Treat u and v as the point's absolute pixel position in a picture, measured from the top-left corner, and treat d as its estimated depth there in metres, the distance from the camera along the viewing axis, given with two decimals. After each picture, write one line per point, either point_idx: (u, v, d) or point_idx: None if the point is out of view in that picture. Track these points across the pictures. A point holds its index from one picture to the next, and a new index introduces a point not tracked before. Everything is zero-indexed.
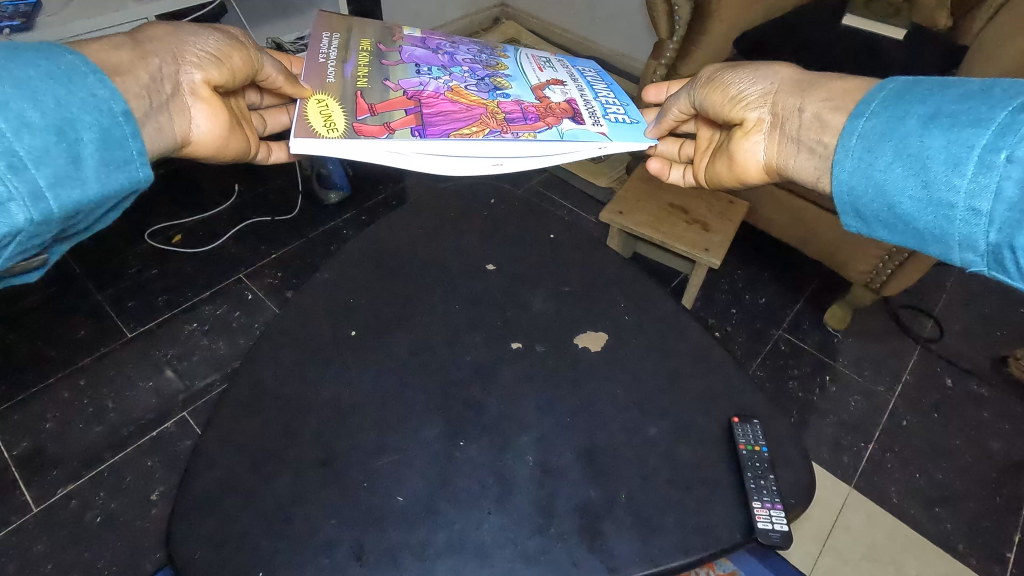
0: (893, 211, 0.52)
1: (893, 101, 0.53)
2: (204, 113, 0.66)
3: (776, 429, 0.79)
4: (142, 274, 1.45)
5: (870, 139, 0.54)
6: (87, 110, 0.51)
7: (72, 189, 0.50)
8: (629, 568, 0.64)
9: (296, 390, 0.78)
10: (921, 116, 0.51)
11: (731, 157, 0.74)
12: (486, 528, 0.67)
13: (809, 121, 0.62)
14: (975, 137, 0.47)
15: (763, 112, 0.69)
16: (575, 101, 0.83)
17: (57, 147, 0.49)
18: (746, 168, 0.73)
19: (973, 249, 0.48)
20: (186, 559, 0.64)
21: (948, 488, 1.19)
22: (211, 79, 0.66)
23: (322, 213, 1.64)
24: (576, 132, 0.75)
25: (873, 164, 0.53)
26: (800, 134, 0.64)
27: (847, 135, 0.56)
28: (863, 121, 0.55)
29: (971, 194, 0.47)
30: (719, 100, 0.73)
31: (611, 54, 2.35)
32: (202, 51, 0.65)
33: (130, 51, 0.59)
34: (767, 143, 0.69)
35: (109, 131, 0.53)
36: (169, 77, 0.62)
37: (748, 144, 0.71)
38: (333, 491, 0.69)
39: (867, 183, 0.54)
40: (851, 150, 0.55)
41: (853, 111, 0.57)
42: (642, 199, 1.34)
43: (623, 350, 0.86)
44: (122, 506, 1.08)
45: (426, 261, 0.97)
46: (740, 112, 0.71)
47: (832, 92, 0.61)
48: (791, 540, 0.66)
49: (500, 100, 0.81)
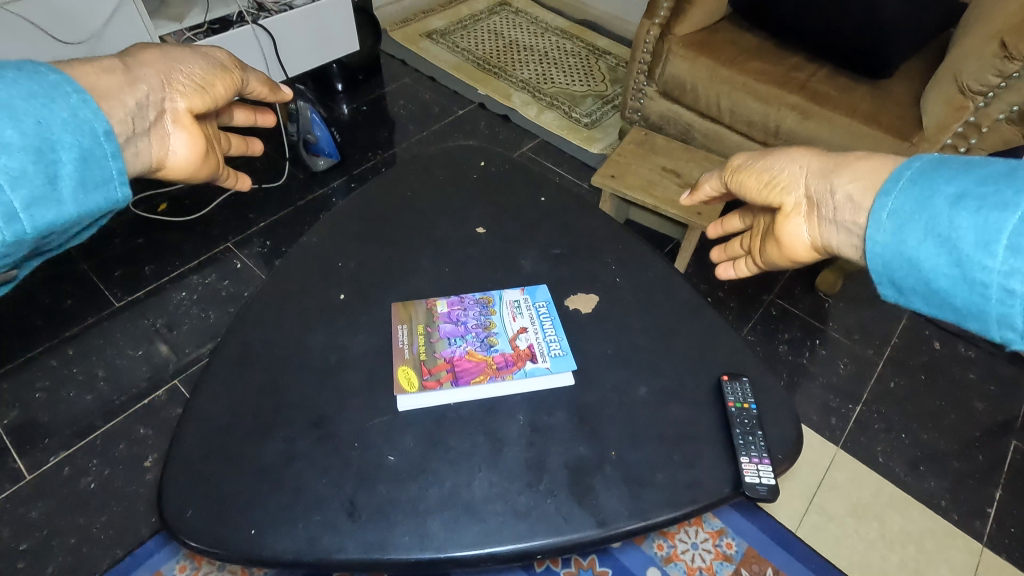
0: (929, 290, 0.48)
1: (922, 178, 0.49)
2: (185, 138, 0.58)
3: (762, 386, 0.80)
4: (131, 243, 1.44)
5: (901, 216, 0.49)
6: (67, 128, 0.46)
7: (43, 212, 0.44)
8: (617, 521, 0.66)
9: (287, 352, 0.79)
10: (948, 194, 0.46)
11: (774, 242, 0.65)
12: (477, 484, 0.68)
13: (842, 203, 0.56)
14: (1004, 220, 0.42)
15: (800, 195, 0.62)
16: (530, 333, 0.82)
17: (34, 167, 0.44)
18: (793, 255, 0.64)
19: (1011, 327, 0.43)
20: (183, 516, 0.65)
21: (932, 447, 1.22)
22: (194, 107, 0.58)
23: (311, 179, 1.63)
24: (529, 366, 0.78)
25: (903, 241, 0.48)
26: (836, 216, 0.57)
27: (876, 213, 0.51)
28: (893, 198, 0.50)
29: (1006, 276, 0.42)
30: (754, 186, 0.67)
31: (606, 17, 2.29)
32: (188, 76, 0.59)
33: (120, 76, 0.53)
34: (809, 227, 0.61)
35: (89, 151, 0.47)
36: (154, 104, 0.55)
37: (789, 229, 0.62)
38: (326, 449, 0.70)
39: (898, 261, 0.49)
40: (882, 225, 0.50)
41: (883, 188, 0.51)
42: (634, 163, 1.33)
43: (611, 311, 0.86)
44: (115, 472, 1.09)
45: (416, 226, 0.96)
46: (776, 197, 0.64)
47: (860, 172, 0.56)
48: (776, 492, 0.69)
49: (470, 350, 0.80)
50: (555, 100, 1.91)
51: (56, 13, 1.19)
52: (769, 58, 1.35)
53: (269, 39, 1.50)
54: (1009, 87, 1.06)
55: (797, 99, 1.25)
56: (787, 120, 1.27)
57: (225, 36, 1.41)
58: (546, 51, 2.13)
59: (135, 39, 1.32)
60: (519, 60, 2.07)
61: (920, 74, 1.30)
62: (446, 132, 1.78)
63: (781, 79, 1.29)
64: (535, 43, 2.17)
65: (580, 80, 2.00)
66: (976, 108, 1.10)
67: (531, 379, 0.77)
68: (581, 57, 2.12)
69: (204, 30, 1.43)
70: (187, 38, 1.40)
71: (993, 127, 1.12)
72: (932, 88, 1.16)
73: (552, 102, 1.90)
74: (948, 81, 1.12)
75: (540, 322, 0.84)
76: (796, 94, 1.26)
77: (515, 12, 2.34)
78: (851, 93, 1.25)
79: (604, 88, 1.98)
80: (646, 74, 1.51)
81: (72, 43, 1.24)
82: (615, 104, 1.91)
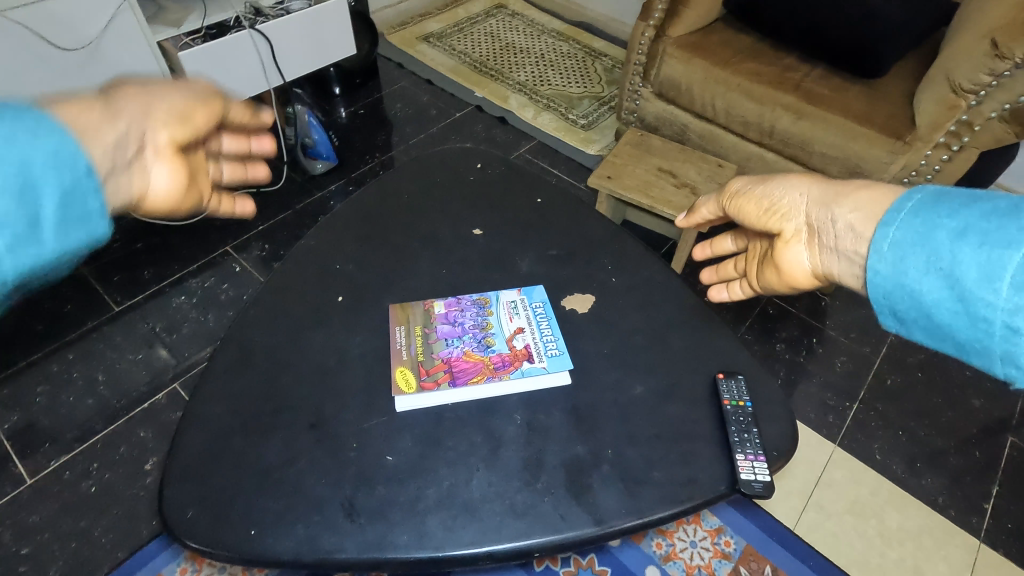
0: (933, 324, 0.48)
1: (924, 211, 0.49)
2: (168, 170, 0.56)
3: (758, 383, 0.81)
4: (130, 248, 1.45)
5: (902, 248, 0.49)
6: (50, 160, 0.44)
7: (21, 254, 0.43)
8: (614, 520, 0.67)
9: (286, 354, 0.79)
10: (951, 228, 0.46)
11: (775, 266, 0.68)
12: (475, 484, 0.69)
13: (843, 232, 0.58)
14: (1006, 258, 0.42)
15: (800, 223, 0.65)
16: (527, 333, 0.83)
17: (12, 209, 0.42)
18: (794, 280, 0.66)
19: (1015, 363, 0.43)
20: (183, 518, 0.66)
21: (930, 444, 1.23)
22: (176, 139, 0.56)
23: (309, 183, 1.63)
24: (527, 366, 0.79)
25: (904, 272, 0.49)
26: (837, 245, 0.59)
27: (877, 244, 0.52)
28: (894, 230, 0.51)
29: (1009, 313, 0.42)
30: (754, 212, 0.71)
31: (602, 19, 2.30)
32: (169, 106, 0.57)
33: (98, 111, 0.51)
34: (809, 253, 0.64)
35: (71, 188, 0.45)
36: (135, 138, 0.53)
37: (790, 254, 0.66)
38: (325, 450, 0.70)
39: (900, 294, 0.49)
40: (883, 256, 0.51)
41: (884, 220, 0.52)
42: (630, 164, 1.34)
43: (607, 310, 0.87)
44: (116, 476, 1.09)
45: (413, 228, 0.97)
46: (777, 223, 0.68)
47: (859, 202, 0.57)
48: (771, 489, 0.69)
49: (467, 350, 0.81)
50: (552, 102, 1.92)
51: (57, 19, 1.20)
52: (763, 59, 1.36)
53: (267, 45, 1.51)
54: (1001, 86, 1.07)
55: (791, 100, 1.26)
56: (782, 120, 1.28)
57: (223, 41, 1.41)
58: (543, 53, 2.14)
59: (133, 45, 1.34)
60: (516, 62, 2.08)
61: (913, 73, 1.31)
62: (443, 135, 1.78)
63: (775, 79, 1.30)
64: (532, 46, 2.18)
65: (577, 82, 2.01)
66: (968, 106, 1.11)
67: (527, 380, 0.78)
68: (577, 59, 2.13)
69: (201, 35, 1.46)
70: (184, 44, 1.43)
71: (985, 125, 1.12)
72: (925, 88, 1.17)
73: (549, 104, 1.91)
74: (941, 80, 1.13)
75: (537, 321, 0.84)
76: (790, 94, 1.27)
77: (512, 14, 2.35)
78: (845, 92, 1.26)
79: (600, 89, 1.99)
80: (641, 76, 1.52)
81: (73, 49, 1.25)
82: (611, 106, 1.92)
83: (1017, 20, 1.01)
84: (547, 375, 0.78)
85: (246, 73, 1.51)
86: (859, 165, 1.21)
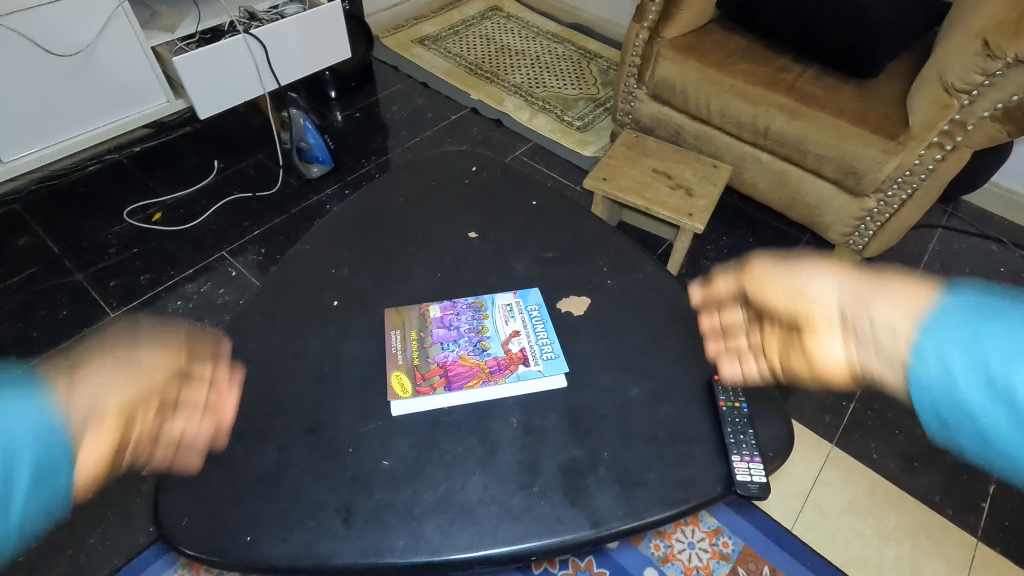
0: (988, 445, 0.39)
1: (976, 308, 0.41)
2: (100, 447, 0.53)
3: (754, 384, 0.81)
4: (126, 254, 1.44)
5: (948, 347, 0.41)
6: (32, 438, 0.45)
7: None
8: (611, 522, 0.67)
9: (282, 359, 0.79)
10: (1006, 334, 0.38)
11: (805, 361, 0.56)
12: (471, 487, 0.69)
13: (883, 326, 0.46)
14: None
15: (833, 313, 0.53)
16: (523, 337, 0.83)
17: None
18: (826, 379, 0.53)
19: None
20: (179, 525, 0.66)
21: (926, 443, 1.23)
22: (123, 408, 0.56)
23: (305, 187, 1.63)
24: (522, 369, 0.79)
25: (951, 375, 0.40)
26: (875, 342, 0.47)
27: (916, 339, 0.43)
28: (938, 322, 0.42)
29: None
30: (779, 297, 0.61)
31: (597, 20, 2.30)
32: (127, 376, 0.59)
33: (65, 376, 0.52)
34: (844, 350, 0.51)
35: (44, 467, 0.45)
36: (86, 407, 0.52)
37: (821, 348, 0.53)
38: (321, 455, 0.70)
39: (959, 412, 0.40)
40: (923, 353, 0.42)
41: (927, 324, 0.43)
42: (625, 166, 1.34)
43: (603, 312, 0.87)
44: (113, 482, 1.09)
45: (409, 231, 0.97)
46: (805, 311, 0.57)
47: (900, 291, 0.46)
48: (767, 490, 0.70)
49: (463, 354, 0.81)
50: (547, 103, 1.92)
51: (51, 26, 1.20)
52: (756, 59, 1.36)
53: (262, 50, 1.51)
54: (993, 86, 1.07)
55: (785, 100, 1.26)
56: (776, 121, 1.28)
57: (218, 46, 1.41)
58: (538, 55, 2.14)
59: (129, 52, 1.34)
60: (511, 65, 2.08)
61: (905, 73, 1.31)
62: (439, 137, 1.78)
63: (769, 80, 1.30)
64: (527, 48, 2.18)
65: (572, 84, 2.01)
66: (961, 106, 1.11)
67: (522, 383, 0.78)
68: (572, 61, 2.13)
69: (196, 40, 1.45)
70: (179, 48, 1.42)
71: (978, 124, 1.12)
72: (918, 88, 1.17)
73: (545, 106, 1.91)
74: (933, 80, 1.14)
75: (533, 324, 0.84)
76: (784, 95, 1.27)
77: (507, 16, 2.36)
78: (839, 92, 1.26)
79: (595, 91, 1.99)
80: (636, 77, 1.53)
81: (68, 58, 1.26)
82: (607, 107, 1.92)
83: (1008, 20, 1.02)
84: (543, 378, 0.78)
85: (241, 78, 1.51)
86: (853, 164, 1.22)
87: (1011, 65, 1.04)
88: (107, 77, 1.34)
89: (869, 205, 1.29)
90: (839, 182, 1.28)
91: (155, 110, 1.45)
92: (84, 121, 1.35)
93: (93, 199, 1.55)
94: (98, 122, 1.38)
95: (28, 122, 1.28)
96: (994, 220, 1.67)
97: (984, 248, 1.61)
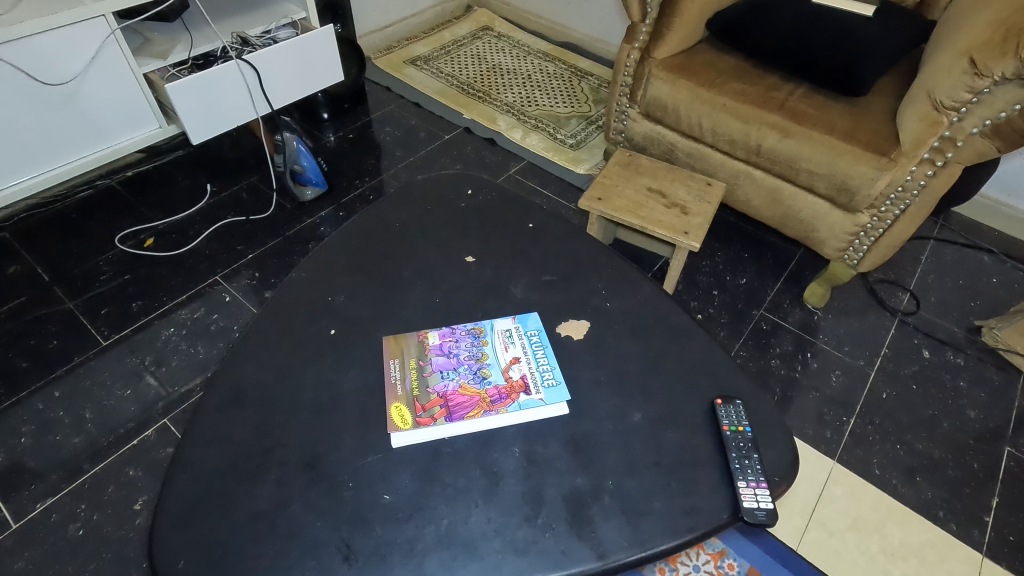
0: None
1: None
2: None
3: (755, 406, 0.80)
4: (118, 280, 1.43)
5: None
6: None
7: None
8: (616, 553, 0.66)
9: (279, 393, 0.78)
10: None
11: None
12: (474, 521, 0.67)
13: None
14: None
15: None
16: (523, 363, 0.82)
17: None
18: None
19: None
20: (174, 567, 0.64)
21: (928, 456, 1.22)
22: None
23: (299, 209, 1.63)
24: (523, 398, 0.78)
25: None
26: None
27: None
28: None
29: None
30: None
31: (587, 39, 2.33)
32: None
33: None
34: None
35: None
36: None
37: None
38: (320, 490, 0.69)
39: None
40: None
41: None
42: (620, 184, 1.35)
43: (601, 335, 0.87)
44: (104, 517, 1.06)
45: (405, 257, 0.97)
46: None
47: None
48: (775, 516, 0.69)
49: (464, 383, 0.80)
50: (539, 121, 1.93)
51: (45, 56, 1.20)
52: (747, 78, 1.37)
53: (255, 75, 1.51)
54: (980, 103, 1.09)
55: (777, 118, 1.27)
56: (768, 139, 1.29)
57: (211, 72, 1.41)
58: (530, 73, 2.16)
59: (122, 79, 1.34)
60: (503, 83, 2.09)
61: (894, 91, 1.33)
62: (432, 158, 1.79)
63: (760, 98, 1.31)
64: (518, 67, 2.20)
65: (564, 102, 2.03)
66: (950, 122, 1.13)
67: (523, 411, 0.77)
68: (564, 79, 2.15)
69: (188, 66, 1.46)
70: (172, 75, 1.43)
71: (967, 141, 1.14)
72: (907, 105, 1.19)
73: (537, 124, 1.92)
74: (922, 97, 1.15)
75: (532, 351, 0.84)
76: (776, 112, 1.28)
77: (497, 35, 2.38)
78: (829, 110, 1.27)
79: (587, 109, 2.00)
80: (628, 97, 1.55)
81: (61, 88, 1.25)
82: (599, 125, 1.94)
83: (993, 39, 1.03)
84: (546, 407, 0.77)
85: (235, 103, 1.51)
86: (845, 181, 1.23)
87: (998, 83, 1.06)
88: (99, 104, 1.34)
89: (862, 220, 1.30)
90: (832, 199, 1.29)
91: (149, 135, 1.45)
92: (76, 148, 1.35)
93: (83, 225, 1.53)
94: (90, 148, 1.38)
95: (21, 151, 1.27)
96: (984, 231, 1.69)
97: (976, 259, 1.61)
